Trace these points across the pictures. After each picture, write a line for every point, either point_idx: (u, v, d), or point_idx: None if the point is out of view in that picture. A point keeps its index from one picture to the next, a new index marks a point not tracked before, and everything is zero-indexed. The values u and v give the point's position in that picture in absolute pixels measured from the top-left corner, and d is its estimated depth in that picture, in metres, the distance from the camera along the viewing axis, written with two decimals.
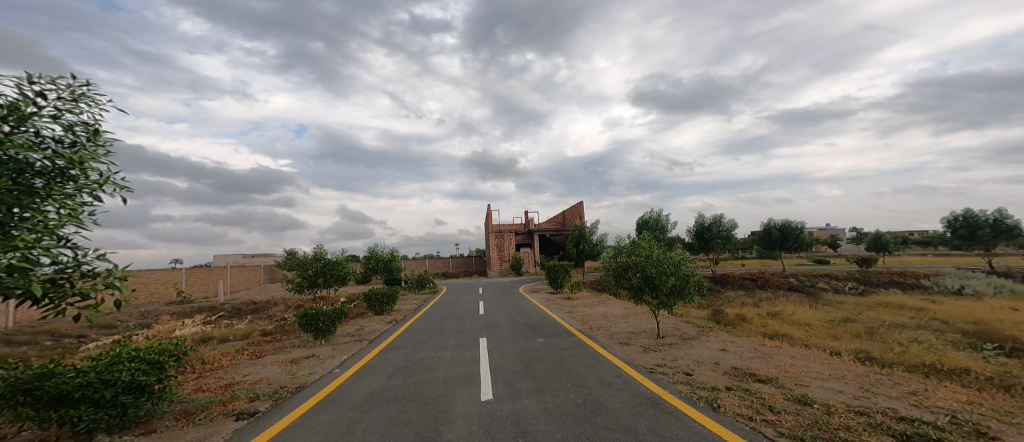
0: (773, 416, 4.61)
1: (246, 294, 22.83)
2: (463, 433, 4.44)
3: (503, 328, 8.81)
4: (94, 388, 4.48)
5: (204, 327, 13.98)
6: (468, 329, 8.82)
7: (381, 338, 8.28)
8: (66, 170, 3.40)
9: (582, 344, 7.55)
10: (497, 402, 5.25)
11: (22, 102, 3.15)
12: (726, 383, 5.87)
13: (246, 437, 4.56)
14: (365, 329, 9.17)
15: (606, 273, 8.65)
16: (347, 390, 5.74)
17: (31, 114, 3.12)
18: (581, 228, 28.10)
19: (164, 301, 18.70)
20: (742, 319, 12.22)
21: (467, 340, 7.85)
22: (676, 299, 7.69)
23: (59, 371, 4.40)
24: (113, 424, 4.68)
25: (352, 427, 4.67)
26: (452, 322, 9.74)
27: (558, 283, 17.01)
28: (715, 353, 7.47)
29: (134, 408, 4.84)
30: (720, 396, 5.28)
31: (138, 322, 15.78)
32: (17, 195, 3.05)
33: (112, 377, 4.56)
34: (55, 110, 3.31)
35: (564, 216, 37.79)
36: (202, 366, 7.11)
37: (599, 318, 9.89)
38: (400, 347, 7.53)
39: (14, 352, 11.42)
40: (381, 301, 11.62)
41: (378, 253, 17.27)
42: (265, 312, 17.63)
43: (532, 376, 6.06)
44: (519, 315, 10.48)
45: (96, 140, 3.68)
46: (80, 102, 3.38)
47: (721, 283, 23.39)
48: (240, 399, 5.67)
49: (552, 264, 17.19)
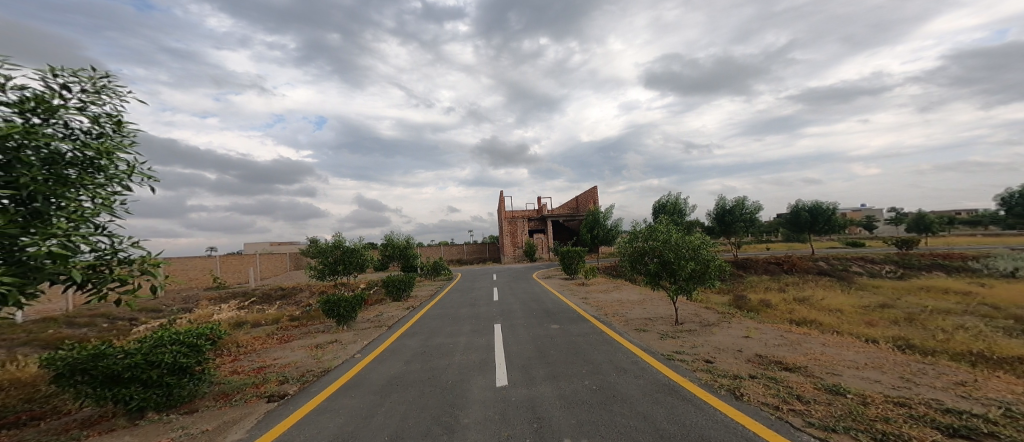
0: (802, 406, 4.54)
1: (275, 280, 23.94)
2: (479, 417, 4.60)
3: (518, 314, 8.89)
4: (142, 369, 4.85)
5: (238, 312, 14.79)
6: (482, 315, 8.96)
7: (400, 324, 8.55)
8: (94, 160, 3.66)
9: (598, 330, 7.57)
10: (512, 388, 5.39)
11: (51, 95, 3.42)
12: (750, 371, 5.80)
13: (277, 418, 4.85)
14: (384, 315, 9.48)
15: (622, 258, 8.55)
16: (369, 374, 6.00)
17: (58, 106, 3.41)
18: (596, 213, 27.47)
19: (201, 287, 19.80)
20: (766, 305, 11.97)
21: (482, 326, 7.99)
22: (696, 284, 7.58)
23: (110, 353, 4.78)
24: (160, 402, 5.08)
25: (373, 411, 4.91)
26: (468, 308, 9.95)
27: (573, 268, 16.99)
28: (737, 340, 7.37)
29: (178, 388, 5.21)
30: (743, 384, 5.24)
31: (181, 306, 16.81)
32: (49, 183, 3.32)
33: (157, 359, 4.92)
34: (81, 103, 3.57)
35: (578, 202, 37.60)
36: (237, 349, 7.54)
37: (614, 304, 9.89)
38: (417, 333, 7.74)
39: (76, 333, 12.47)
40: (398, 287, 11.88)
41: (395, 241, 17.58)
42: (292, 298, 18.45)
43: (547, 362, 6.13)
44: (532, 301, 10.57)
45: (122, 131, 3.93)
46: (101, 94, 3.62)
47: (744, 267, 22.89)
48: (272, 382, 6.01)
49: (567, 250, 17.23)
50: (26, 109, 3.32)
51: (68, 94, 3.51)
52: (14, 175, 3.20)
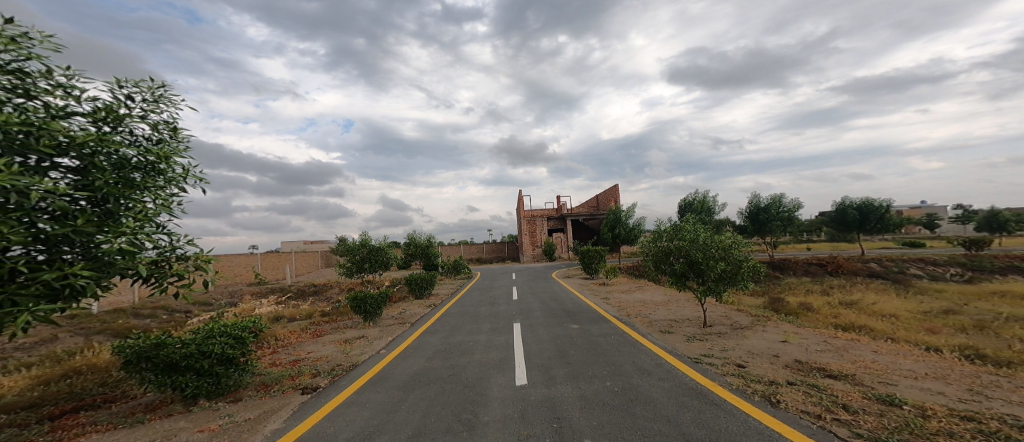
0: (848, 416, 4.28)
1: (309, 277, 25.09)
2: (499, 415, 4.65)
3: (537, 313, 8.88)
4: (196, 359, 5.26)
5: (277, 307, 15.63)
6: (502, 314, 9.02)
7: (422, 321, 8.76)
8: (155, 165, 4.04)
9: (620, 331, 7.43)
10: (532, 387, 5.39)
11: (118, 105, 3.81)
12: (788, 378, 5.52)
13: (310, 409, 5.10)
14: (407, 312, 9.72)
15: (645, 257, 8.35)
16: (393, 370, 6.18)
17: (123, 115, 3.79)
18: (617, 212, 26.88)
19: (245, 283, 21.05)
20: (806, 308, 11.32)
21: (501, 325, 8.04)
22: (726, 285, 7.29)
23: (169, 342, 5.23)
24: (210, 390, 5.47)
25: (397, 406, 5.06)
26: (487, 306, 10.02)
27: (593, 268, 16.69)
28: (774, 345, 7.03)
29: (226, 377, 5.60)
30: (779, 391, 5.00)
31: (228, 300, 17.97)
32: (118, 186, 3.68)
33: (208, 349, 5.32)
34: (143, 111, 3.95)
35: (598, 200, 37.15)
36: (276, 342, 7.98)
37: (637, 304, 9.67)
38: (438, 331, 7.89)
39: (142, 323, 13.64)
40: (421, 285, 12.14)
41: (417, 240, 18.00)
42: (324, 294, 19.29)
43: (567, 362, 6.09)
44: (552, 300, 10.53)
45: (178, 137, 4.31)
46: (159, 102, 3.99)
47: (782, 269, 21.79)
48: (306, 374, 6.33)
49: (587, 250, 16.94)
50: (98, 119, 3.68)
51: (132, 104, 3.89)
52: (90, 179, 3.56)
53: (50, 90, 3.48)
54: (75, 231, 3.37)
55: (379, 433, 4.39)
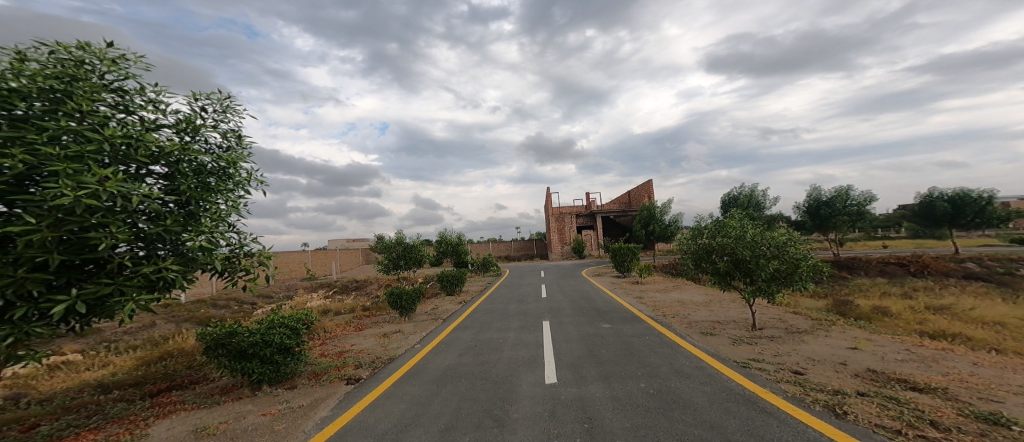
0: (935, 433, 3.76)
1: (353, 273, 26.51)
2: (528, 413, 4.62)
3: (567, 312, 8.73)
4: (260, 347, 5.76)
5: (327, 301, 16.72)
6: (530, 311, 8.97)
7: (454, 317, 8.96)
8: (225, 170, 4.50)
9: (654, 331, 7.11)
10: (563, 386, 5.29)
11: (194, 117, 4.29)
12: (858, 388, 4.97)
13: (353, 399, 5.39)
14: (440, 308, 9.97)
15: (684, 256, 7.93)
16: (426, 365, 6.36)
17: (200, 125, 4.26)
18: (651, 209, 25.61)
19: (298, 278, 22.67)
20: (883, 312, 10.15)
21: (530, 322, 8.01)
22: (779, 286, 6.74)
23: (239, 331, 5.77)
24: (271, 377, 5.97)
25: (430, 399, 5.21)
26: (516, 304, 9.99)
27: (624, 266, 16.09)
28: (842, 352, 6.37)
29: (284, 365, 6.08)
30: (846, 402, 4.50)
31: (285, 293, 19.49)
32: (198, 190, 4.14)
33: (270, 339, 5.79)
34: (214, 122, 4.42)
35: (631, 196, 35.96)
36: (324, 334, 8.53)
37: (673, 304, 9.18)
38: (469, 327, 8.02)
39: (219, 313, 15.20)
40: (452, 282, 12.37)
41: (448, 238, 18.46)
42: (365, 289, 20.33)
43: (598, 361, 5.95)
44: (581, 299, 10.30)
45: (243, 144, 4.78)
46: (227, 113, 4.46)
47: (851, 269, 19.84)
48: (349, 365, 6.69)
49: (618, 247, 16.34)
50: (181, 129, 4.15)
51: (205, 115, 4.36)
52: (176, 184, 4.02)
53: (143, 105, 3.95)
54: (166, 230, 3.80)
55: (415, 425, 4.53)
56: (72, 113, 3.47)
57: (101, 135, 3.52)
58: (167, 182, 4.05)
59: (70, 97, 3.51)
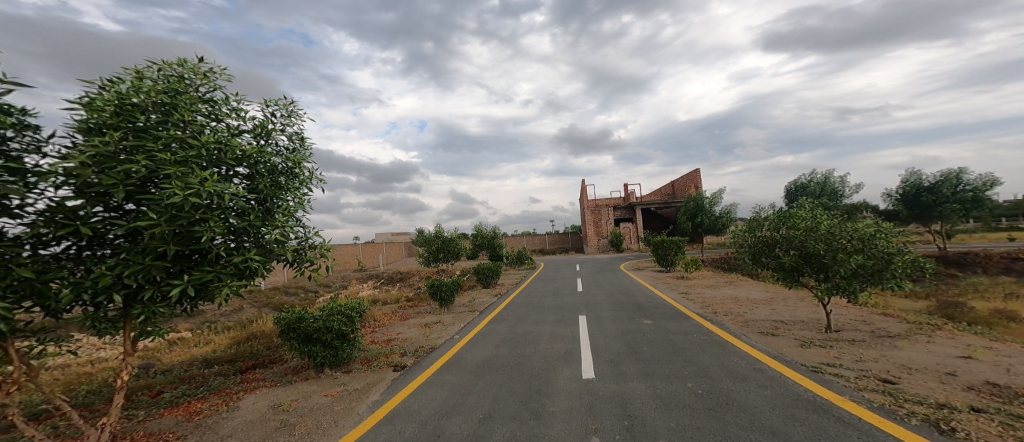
0: None
1: (399, 265, 27.73)
2: (565, 407, 4.41)
3: (604, 306, 8.47)
4: (322, 332, 6.18)
5: (377, 291, 17.65)
6: (567, 305, 8.80)
7: (490, 309, 9.05)
8: (293, 170, 4.74)
9: (703, 329, 6.68)
10: (600, 382, 5.00)
11: (267, 122, 4.55)
12: (972, 403, 4.15)
13: (399, 385, 5.62)
14: (476, 300, 10.12)
15: (743, 250, 7.37)
16: (464, 355, 6.47)
17: (271, 129, 4.52)
18: (699, 200, 24.01)
19: (351, 269, 24.10)
20: (1007, 319, 8.62)
21: (566, 316, 7.86)
22: (861, 284, 6.00)
23: (306, 317, 6.24)
24: (331, 361, 6.38)
25: (469, 389, 5.29)
26: (552, 297, 9.87)
27: (665, 259, 15.27)
28: (950, 361, 5.52)
29: (341, 350, 6.45)
30: (956, 417, 3.68)
31: (341, 283, 20.81)
32: (273, 188, 4.39)
33: (330, 325, 6.20)
34: (282, 126, 4.67)
35: (675, 187, 34.09)
36: (373, 322, 8.99)
37: (725, 301, 8.57)
38: (504, 320, 8.05)
39: (293, 299, 16.68)
40: (487, 275, 12.46)
41: (483, 232, 18.56)
42: (407, 280, 21.15)
43: (639, 358, 5.66)
44: (621, 293, 9.97)
45: (305, 146, 5.02)
46: (292, 117, 4.71)
47: (963, 267, 17.21)
48: (395, 353, 6.97)
49: (661, 240, 15.50)
50: (257, 134, 4.42)
51: (275, 120, 4.61)
52: (256, 183, 4.29)
53: (228, 113, 4.23)
54: (249, 225, 4.06)
55: (454, 414, 4.58)
56: (177, 123, 3.76)
57: (200, 142, 3.81)
58: (249, 182, 4.33)
59: (174, 109, 3.80)
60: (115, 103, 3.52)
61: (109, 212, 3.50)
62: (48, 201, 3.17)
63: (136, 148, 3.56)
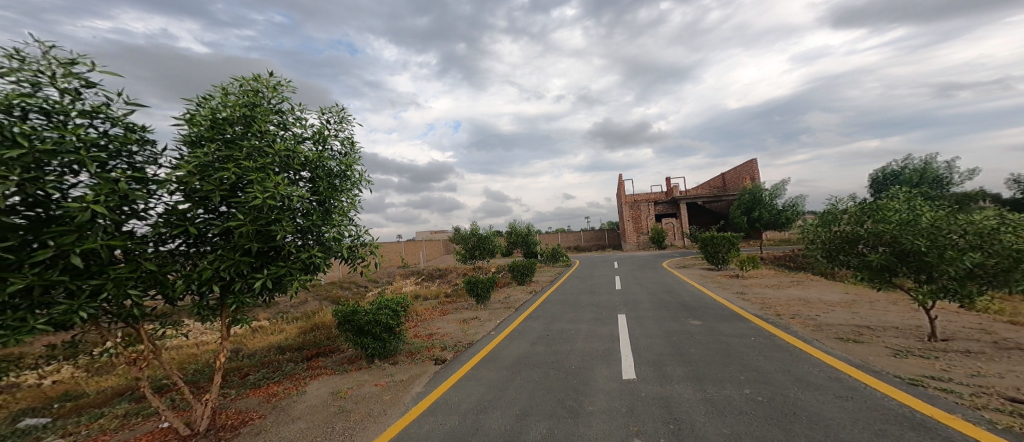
0: None
1: (438, 262, 28.33)
2: (604, 407, 4.32)
3: (645, 306, 8.24)
4: (374, 323, 6.36)
5: (420, 287, 18.04)
6: (604, 304, 8.66)
7: (525, 306, 9.03)
8: (347, 173, 4.82)
9: (759, 332, 6.37)
10: (643, 383, 4.84)
11: (324, 128, 4.65)
12: None
13: (441, 378, 5.71)
14: (512, 297, 10.13)
15: (819, 248, 6.55)
16: (500, 351, 6.49)
17: (327, 135, 4.61)
18: (757, 193, 22.93)
19: (395, 266, 24.77)
20: None
21: (604, 315, 7.72)
22: (977, 286, 5.07)
23: (358, 310, 6.46)
24: (380, 352, 6.57)
25: (506, 385, 5.29)
26: (587, 295, 9.76)
27: (715, 257, 14.70)
28: None
29: (388, 343, 6.61)
30: None
31: (385, 279, 21.46)
32: (331, 190, 4.48)
33: (378, 318, 6.36)
34: (335, 132, 4.76)
35: (728, 180, 32.68)
36: (416, 316, 9.20)
37: (790, 303, 8.09)
38: (540, 317, 8.01)
39: (349, 293, 17.50)
40: (522, 272, 12.48)
41: (517, 228, 18.75)
42: (444, 276, 21.53)
43: (685, 360, 5.43)
44: (664, 292, 9.66)
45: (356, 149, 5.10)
46: (344, 123, 4.78)
47: None
48: (435, 348, 7.07)
49: (710, 236, 14.91)
50: (317, 140, 4.52)
51: (330, 126, 4.70)
52: (317, 186, 4.39)
53: (293, 121, 4.35)
54: (313, 225, 4.17)
55: (491, 409, 4.58)
56: (255, 133, 3.95)
57: (273, 149, 3.95)
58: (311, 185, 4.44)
59: (251, 121, 3.99)
60: (209, 118, 3.76)
61: (210, 214, 3.79)
62: (164, 205, 3.48)
63: (227, 158, 3.79)
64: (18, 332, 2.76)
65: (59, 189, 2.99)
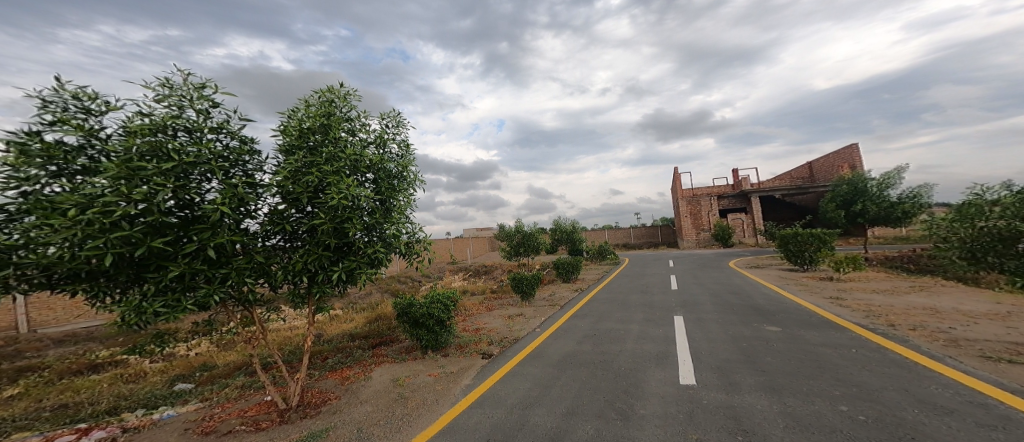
0: None
1: (485, 259, 28.73)
2: (658, 412, 4.13)
3: (708, 308, 7.80)
4: (428, 315, 6.52)
5: (469, 282, 18.27)
6: (659, 304, 8.33)
7: (572, 304, 8.88)
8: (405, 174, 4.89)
9: (858, 343, 5.59)
10: (704, 390, 4.55)
11: (384, 132, 4.75)
12: None
13: (488, 372, 5.73)
14: (557, 295, 10.01)
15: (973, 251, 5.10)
16: (546, 348, 6.42)
17: (386, 138, 4.71)
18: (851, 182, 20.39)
19: (445, 262, 25.29)
20: None
21: (657, 316, 7.42)
22: None
23: (414, 303, 6.64)
24: (433, 344, 6.71)
25: (551, 382, 5.19)
26: (638, 295, 9.43)
27: (801, 255, 13.56)
28: None
29: (439, 335, 6.72)
30: None
31: (436, 274, 22.03)
32: (392, 190, 4.56)
33: (430, 310, 6.50)
34: (392, 135, 4.85)
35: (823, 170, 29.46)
36: (464, 311, 9.32)
37: (903, 312, 7.02)
38: (586, 315, 7.83)
39: (408, 287, 18.18)
40: (567, 269, 12.34)
41: (562, 226, 18.55)
42: (489, 273, 21.82)
43: (756, 368, 5.01)
44: (731, 293, 9.14)
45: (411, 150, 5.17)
46: (400, 126, 4.87)
47: None
48: (481, 342, 7.09)
49: (794, 233, 13.72)
50: (378, 144, 4.62)
51: (389, 130, 4.80)
52: (380, 186, 4.50)
53: (358, 127, 4.49)
54: (376, 224, 4.29)
55: (536, 406, 4.50)
56: (331, 139, 4.12)
57: (346, 155, 4.11)
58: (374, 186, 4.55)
59: (329, 129, 4.18)
60: (297, 128, 4.01)
61: (302, 214, 4.05)
62: (269, 206, 3.86)
63: (311, 164, 4.02)
64: (176, 310, 3.35)
65: (199, 194, 3.45)
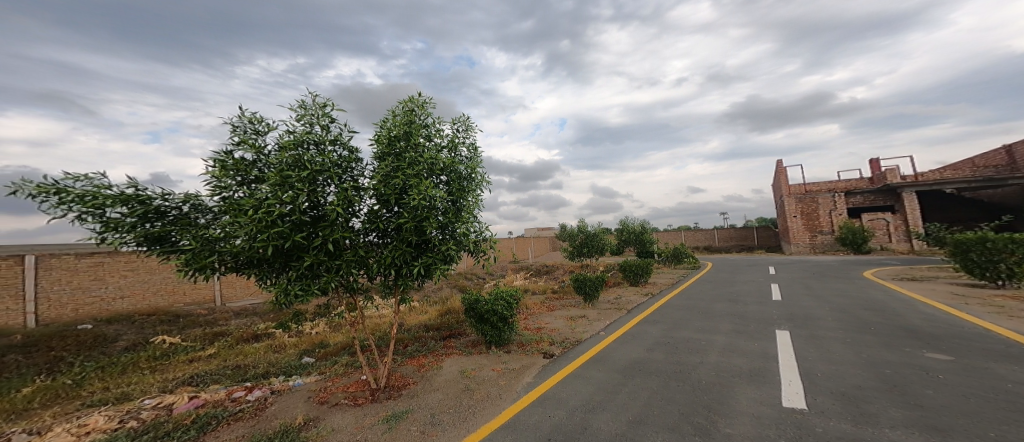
0: None
1: (547, 258, 28.56)
2: (748, 432, 3.74)
3: (827, 326, 6.85)
4: (492, 311, 6.52)
5: (534, 282, 18.16)
6: (750, 316, 7.59)
7: (640, 308, 8.44)
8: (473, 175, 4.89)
9: None
10: (813, 414, 4.02)
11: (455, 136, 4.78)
12: None
13: (550, 371, 5.57)
14: (623, 297, 9.59)
15: None
16: (611, 353, 6.12)
17: (457, 141, 4.74)
18: None
19: (507, 261, 25.55)
20: None
21: (746, 329, 6.77)
22: None
23: (479, 299, 6.68)
24: (496, 340, 6.68)
25: (617, 389, 4.90)
26: (723, 304, 8.68)
27: (992, 268, 8.79)
28: None
29: (502, 332, 6.68)
30: None
31: (501, 272, 22.28)
32: (463, 191, 4.56)
33: (493, 307, 6.50)
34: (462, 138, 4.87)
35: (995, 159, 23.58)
36: (527, 309, 9.25)
37: None
38: (658, 322, 7.38)
39: (475, 283, 18.54)
40: (635, 272, 11.80)
41: (630, 226, 17.80)
42: (551, 272, 21.67)
43: (896, 397, 4.26)
44: (849, 309, 7.98)
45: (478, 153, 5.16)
46: (469, 130, 4.88)
47: None
48: (540, 342, 6.94)
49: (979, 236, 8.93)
50: (450, 147, 4.67)
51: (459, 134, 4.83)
52: (452, 187, 4.53)
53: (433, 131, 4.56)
54: (449, 223, 4.31)
55: (600, 411, 4.27)
56: (411, 145, 4.23)
57: (426, 158, 4.20)
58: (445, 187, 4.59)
59: (410, 136, 4.30)
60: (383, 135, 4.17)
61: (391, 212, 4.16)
62: (368, 207, 3.99)
63: (395, 168, 4.15)
64: (307, 292, 3.76)
65: (322, 197, 3.73)
